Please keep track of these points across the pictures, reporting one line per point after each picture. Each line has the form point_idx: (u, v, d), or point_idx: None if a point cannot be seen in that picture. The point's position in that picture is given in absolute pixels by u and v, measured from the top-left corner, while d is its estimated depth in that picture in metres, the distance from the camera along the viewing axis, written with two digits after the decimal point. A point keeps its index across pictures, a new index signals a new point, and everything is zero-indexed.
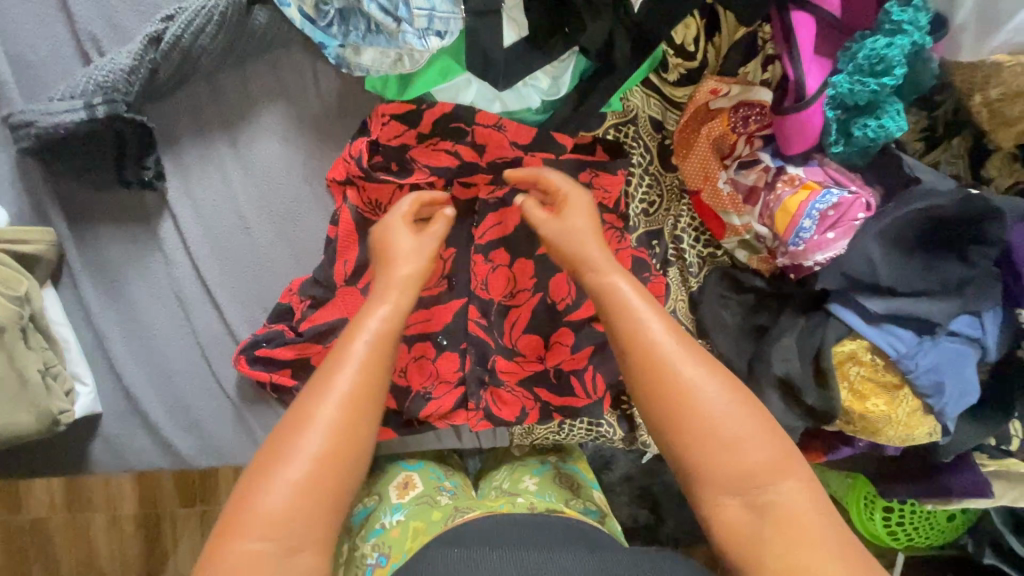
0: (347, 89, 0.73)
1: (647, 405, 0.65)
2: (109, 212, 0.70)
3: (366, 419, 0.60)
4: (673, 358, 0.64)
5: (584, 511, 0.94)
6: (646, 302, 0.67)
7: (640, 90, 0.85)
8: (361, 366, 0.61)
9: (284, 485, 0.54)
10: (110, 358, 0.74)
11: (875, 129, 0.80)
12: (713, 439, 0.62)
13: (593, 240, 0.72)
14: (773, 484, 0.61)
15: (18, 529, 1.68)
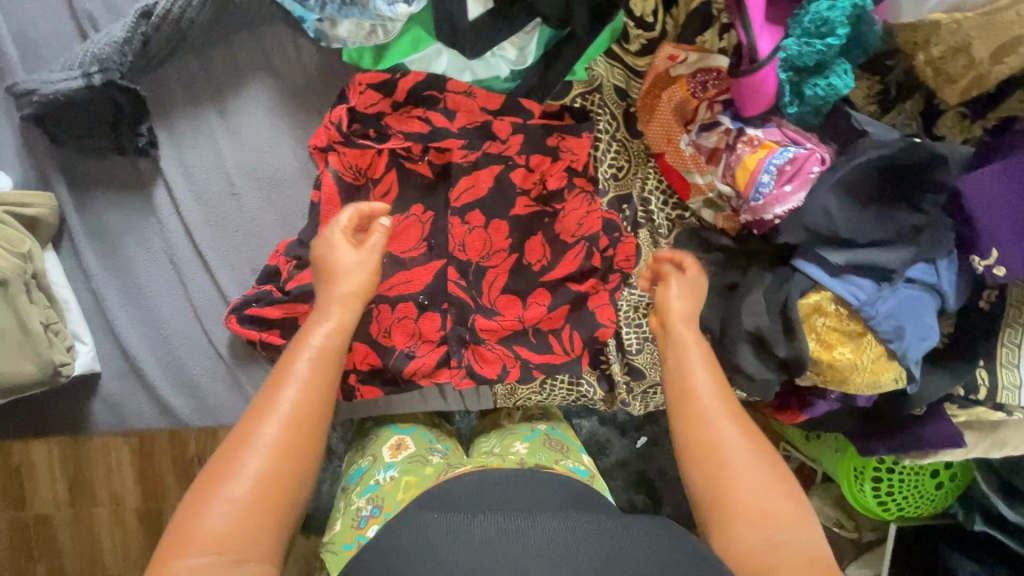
0: (326, 61, 0.78)
1: (686, 439, 0.77)
2: (107, 179, 0.75)
3: (308, 436, 0.65)
4: (717, 413, 0.77)
5: (574, 468, 0.96)
6: (705, 362, 0.81)
7: (604, 60, 0.91)
8: (302, 385, 0.67)
9: (227, 502, 0.59)
10: (108, 319, 0.78)
11: (825, 87, 0.85)
12: (743, 480, 0.71)
13: (687, 301, 0.85)
14: (788, 524, 0.68)
15: (22, 526, 1.70)
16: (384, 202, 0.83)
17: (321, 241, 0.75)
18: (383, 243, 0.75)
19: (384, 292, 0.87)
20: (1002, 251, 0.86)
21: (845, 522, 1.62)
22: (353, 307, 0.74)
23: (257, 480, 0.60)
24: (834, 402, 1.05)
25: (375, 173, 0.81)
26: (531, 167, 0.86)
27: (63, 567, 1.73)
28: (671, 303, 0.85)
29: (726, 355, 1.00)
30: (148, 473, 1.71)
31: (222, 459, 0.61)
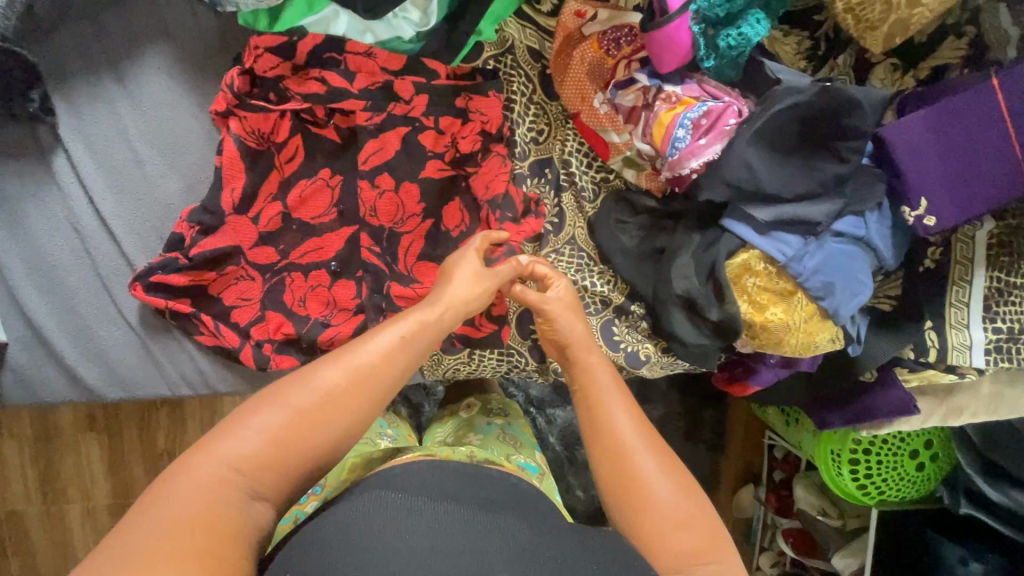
0: (225, 27, 0.79)
1: (604, 476, 0.70)
2: (7, 148, 0.76)
3: (359, 399, 0.64)
4: (633, 445, 0.70)
5: (523, 464, 0.93)
6: (617, 391, 0.75)
7: (515, 21, 0.90)
8: (383, 353, 0.67)
9: (264, 430, 0.60)
10: (13, 288, 0.78)
11: (736, 37, 0.81)
12: (662, 521, 0.66)
13: (578, 325, 0.81)
14: (704, 563, 0.64)
15: None
16: (291, 168, 0.83)
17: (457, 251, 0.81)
18: (507, 275, 0.81)
19: (295, 260, 0.85)
20: (930, 200, 0.83)
21: (828, 511, 1.48)
22: (453, 308, 0.75)
23: (296, 416, 0.61)
24: (775, 367, 1.01)
25: (278, 138, 0.81)
26: (441, 129, 0.86)
27: (36, 566, 1.74)
28: (560, 327, 0.80)
29: (660, 322, 0.97)
30: (118, 468, 1.72)
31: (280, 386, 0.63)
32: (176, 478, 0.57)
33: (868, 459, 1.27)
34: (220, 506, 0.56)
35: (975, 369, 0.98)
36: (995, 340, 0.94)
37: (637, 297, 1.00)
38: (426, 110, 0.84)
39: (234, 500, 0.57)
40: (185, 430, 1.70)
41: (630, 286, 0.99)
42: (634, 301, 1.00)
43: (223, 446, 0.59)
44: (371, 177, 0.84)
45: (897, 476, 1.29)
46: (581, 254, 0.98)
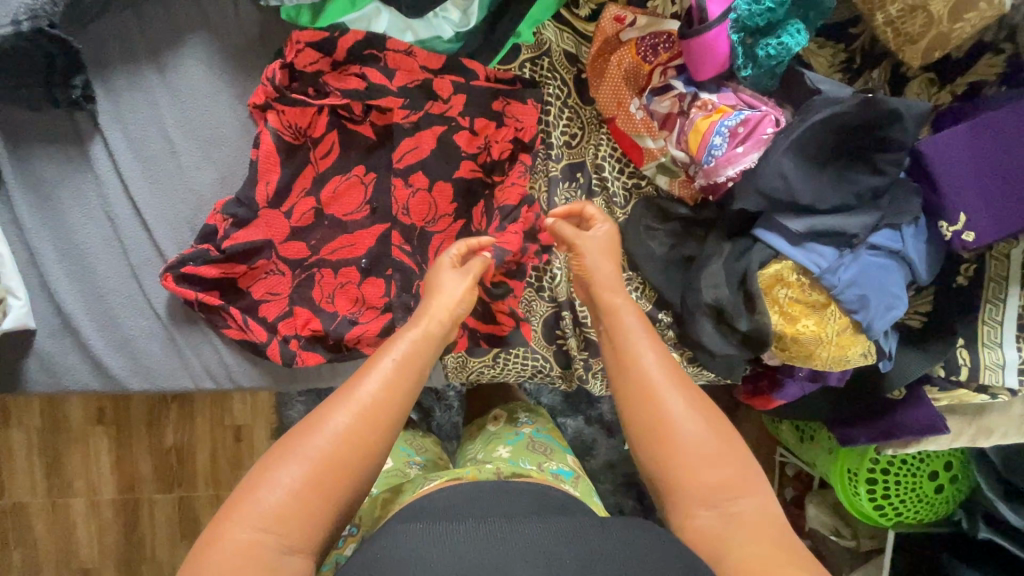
0: (267, 22, 0.79)
1: (628, 412, 0.70)
2: (45, 133, 0.76)
3: (373, 434, 0.63)
4: (662, 382, 0.69)
5: (557, 471, 0.91)
6: (641, 329, 0.74)
7: (553, 24, 0.89)
8: (382, 381, 0.66)
9: (283, 485, 0.59)
10: (43, 274, 0.78)
11: (776, 47, 0.81)
12: (693, 459, 0.65)
13: (607, 263, 0.80)
14: (738, 498, 0.64)
15: None
16: (326, 163, 0.83)
17: (433, 264, 0.79)
18: (482, 269, 0.79)
19: (326, 257, 0.84)
20: (970, 215, 0.82)
21: (841, 531, 1.44)
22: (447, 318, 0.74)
23: (315, 467, 0.60)
24: (803, 380, 0.99)
25: (316, 133, 0.82)
26: (476, 130, 0.85)
27: (37, 559, 1.73)
28: (590, 264, 0.80)
29: (688, 332, 0.95)
30: (125, 463, 1.71)
31: (290, 439, 0.61)
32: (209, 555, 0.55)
33: (886, 479, 1.25)
34: (254, 568, 0.55)
35: (1007, 390, 0.96)
36: None
37: (664, 304, 0.99)
38: (462, 109, 0.84)
39: (268, 560, 0.56)
40: (195, 426, 1.70)
41: (658, 293, 0.98)
42: (661, 309, 0.99)
43: (245, 509, 0.58)
44: (404, 175, 0.84)
45: (917, 497, 1.26)
46: None
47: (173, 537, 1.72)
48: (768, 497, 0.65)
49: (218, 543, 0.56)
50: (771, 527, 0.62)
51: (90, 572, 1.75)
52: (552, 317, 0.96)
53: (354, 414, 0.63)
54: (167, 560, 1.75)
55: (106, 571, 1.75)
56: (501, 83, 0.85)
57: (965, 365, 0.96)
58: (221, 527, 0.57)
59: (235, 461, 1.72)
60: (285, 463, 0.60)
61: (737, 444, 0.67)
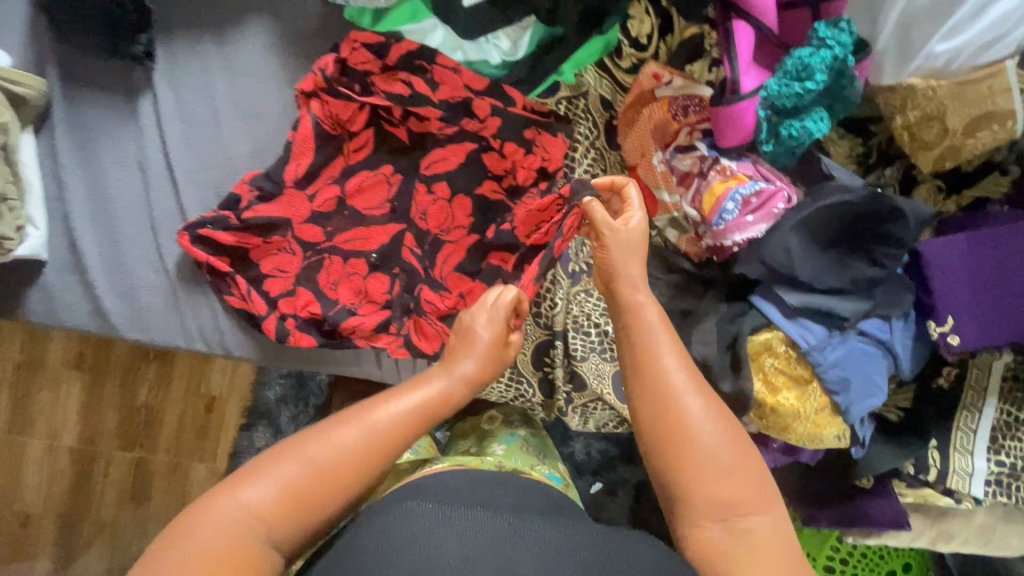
0: (331, 17, 0.83)
1: (649, 417, 0.70)
2: (98, 78, 0.78)
3: (375, 460, 0.65)
4: (682, 387, 0.70)
5: (549, 475, 0.89)
6: (665, 336, 0.73)
7: (594, 69, 0.93)
8: (396, 417, 0.67)
9: (281, 482, 0.60)
10: (68, 211, 0.80)
11: (798, 128, 0.87)
12: (708, 469, 0.66)
13: (632, 260, 0.77)
14: (750, 515, 0.65)
15: None
16: (358, 157, 0.87)
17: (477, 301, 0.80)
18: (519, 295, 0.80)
19: (339, 245, 0.87)
20: (957, 319, 0.85)
21: None
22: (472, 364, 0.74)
23: (313, 474, 0.61)
24: (777, 453, 1.00)
25: (353, 126, 0.85)
26: (504, 153, 0.88)
27: None
28: (614, 258, 0.76)
29: None
30: (93, 411, 1.71)
31: (301, 439, 0.63)
32: (198, 522, 0.57)
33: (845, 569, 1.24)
34: (242, 554, 0.56)
35: (972, 498, 0.97)
36: (996, 473, 0.93)
37: None
38: (493, 133, 0.87)
39: (255, 548, 0.57)
40: (170, 388, 1.71)
41: None
42: None
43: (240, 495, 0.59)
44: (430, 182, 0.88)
45: None
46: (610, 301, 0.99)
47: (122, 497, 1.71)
48: (779, 514, 0.66)
49: (205, 516, 0.57)
50: (777, 543, 0.63)
51: (31, 517, 1.73)
52: (545, 344, 0.99)
53: (364, 436, 0.64)
54: (110, 521, 1.74)
55: (47, 520, 1.73)
56: (537, 114, 0.88)
57: (935, 466, 0.97)
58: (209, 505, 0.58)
59: (202, 434, 1.73)
60: (292, 458, 0.61)
61: (753, 455, 0.68)
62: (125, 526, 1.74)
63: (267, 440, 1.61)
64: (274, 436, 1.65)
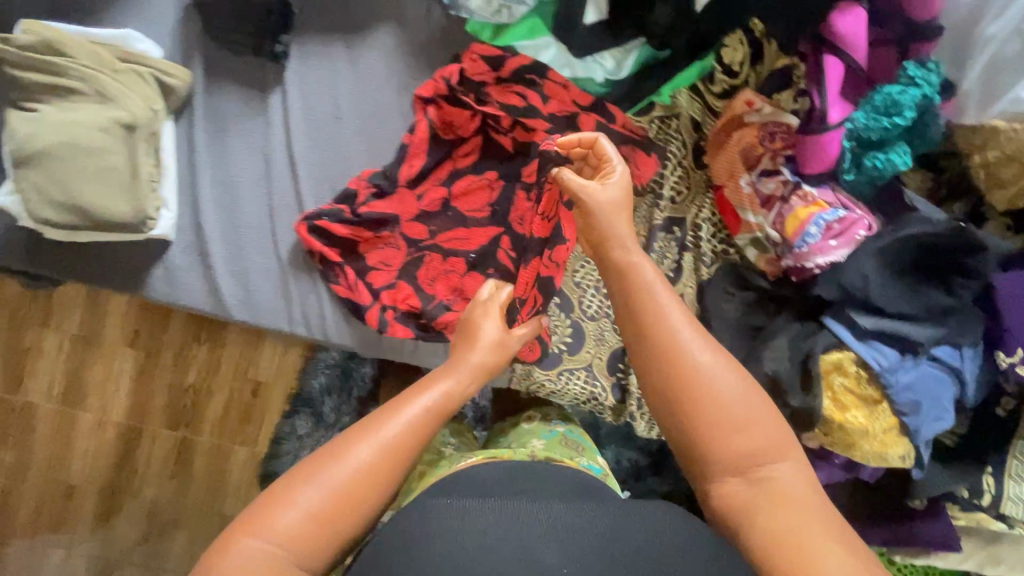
0: (451, 30, 0.88)
1: (660, 385, 0.65)
2: (235, 73, 0.83)
3: (396, 470, 0.62)
4: (688, 340, 0.65)
5: (588, 466, 0.84)
6: (663, 287, 0.68)
7: (688, 92, 0.97)
8: (409, 424, 0.64)
9: (302, 507, 0.57)
10: (196, 196, 0.84)
11: (883, 161, 0.92)
12: (728, 428, 0.62)
13: (622, 220, 0.72)
14: (775, 464, 0.63)
15: (8, 411, 1.72)
16: (467, 162, 0.92)
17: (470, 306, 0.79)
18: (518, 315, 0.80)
19: (440, 243, 0.91)
20: None
21: None
22: (481, 372, 0.73)
23: (334, 495, 0.58)
24: (838, 468, 1.04)
25: (463, 132, 0.90)
26: None
27: (30, 465, 1.74)
28: (600, 220, 0.72)
29: None
30: (143, 388, 1.75)
31: (316, 461, 0.61)
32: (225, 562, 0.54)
33: None
34: None
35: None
36: None
37: None
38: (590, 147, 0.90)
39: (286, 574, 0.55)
40: (218, 373, 1.74)
41: None
42: None
43: (262, 526, 0.56)
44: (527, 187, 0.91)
45: None
46: None
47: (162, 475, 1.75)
48: (803, 463, 0.64)
49: (233, 551, 0.55)
50: (804, 492, 0.61)
51: (75, 488, 1.76)
52: (619, 350, 1.05)
53: (378, 448, 0.62)
54: (150, 499, 1.77)
55: (90, 492, 1.76)
56: (634, 134, 0.94)
57: (989, 492, 1.01)
58: (234, 542, 0.55)
59: (244, 417, 1.76)
60: (308, 484, 0.58)
61: (769, 405, 0.65)
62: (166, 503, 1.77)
63: (309, 429, 1.62)
64: (316, 426, 1.65)
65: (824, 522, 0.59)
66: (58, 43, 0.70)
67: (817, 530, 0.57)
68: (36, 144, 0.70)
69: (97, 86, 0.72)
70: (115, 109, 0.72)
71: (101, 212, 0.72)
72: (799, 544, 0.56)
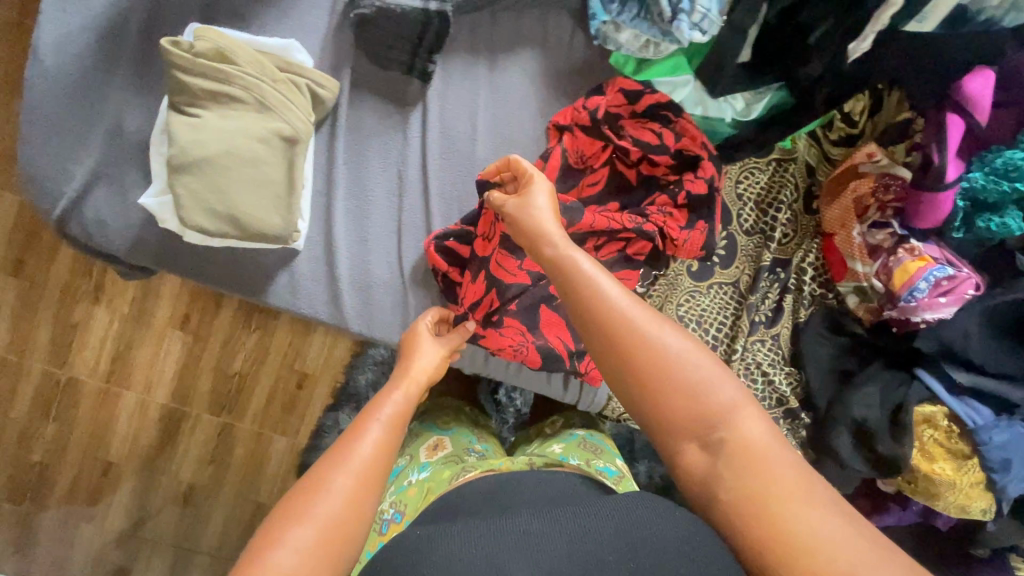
0: (591, 59, 0.88)
1: (604, 362, 0.59)
2: (379, 87, 0.83)
3: (374, 493, 0.60)
4: (632, 317, 0.58)
5: (602, 468, 0.88)
6: (599, 268, 0.62)
7: (805, 138, 1.05)
8: (376, 444, 0.63)
9: (289, 545, 0.53)
10: (330, 206, 0.84)
11: (998, 224, 0.90)
12: (678, 396, 0.56)
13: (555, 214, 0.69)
14: (733, 427, 0.55)
15: (54, 386, 1.38)
16: (589, 191, 0.90)
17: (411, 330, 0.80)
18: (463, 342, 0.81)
19: None
20: None
21: None
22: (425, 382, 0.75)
23: (325, 529, 0.55)
24: (915, 514, 1.07)
25: (595, 162, 0.90)
26: (677, 203, 0.88)
27: (66, 443, 1.38)
28: (532, 218, 0.68)
29: (824, 438, 1.03)
30: (189, 363, 1.39)
31: (295, 499, 0.57)
32: None
33: None
34: None
35: None
36: None
37: (808, 406, 1.06)
38: (693, 191, 0.87)
39: None
40: (265, 360, 1.39)
41: (807, 395, 1.05)
42: (803, 409, 1.06)
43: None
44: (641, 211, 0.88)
45: None
46: (778, 352, 1.05)
47: (202, 465, 1.40)
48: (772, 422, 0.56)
49: None
50: (770, 452, 0.54)
51: (112, 469, 1.40)
52: None
53: (353, 474, 0.59)
54: (186, 484, 1.41)
55: (127, 474, 1.40)
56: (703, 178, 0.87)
57: None
58: None
59: (288, 408, 1.41)
60: (301, 521, 0.54)
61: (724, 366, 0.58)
62: (203, 504, 1.41)
63: None
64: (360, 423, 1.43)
65: (800, 488, 0.51)
66: (228, 50, 0.70)
67: (789, 496, 0.51)
68: (199, 151, 0.70)
69: (259, 95, 0.72)
70: (275, 120, 0.72)
71: (256, 223, 0.72)
72: (763, 506, 0.51)
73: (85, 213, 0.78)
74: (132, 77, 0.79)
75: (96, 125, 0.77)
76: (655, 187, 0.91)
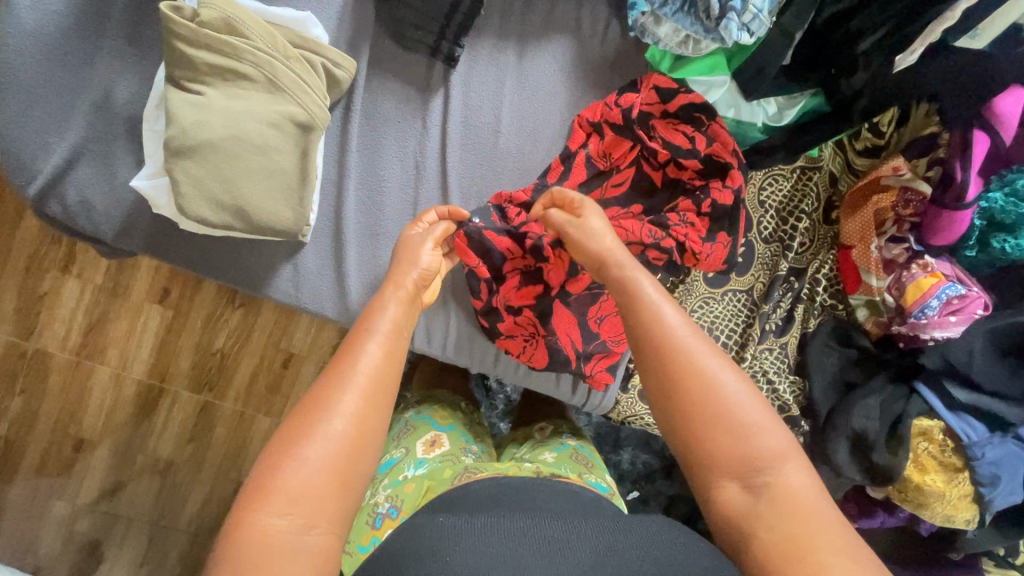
0: (625, 52, 0.84)
1: (656, 388, 0.57)
2: (399, 69, 0.80)
3: (383, 412, 0.54)
4: (692, 348, 0.57)
5: (595, 484, 0.78)
6: (661, 293, 0.62)
7: (832, 147, 1.03)
8: (383, 354, 0.57)
9: (308, 462, 0.49)
10: (340, 193, 0.79)
11: (1011, 245, 0.91)
12: (726, 431, 0.54)
13: (611, 234, 0.68)
14: (777, 469, 0.52)
15: (16, 356, 1.25)
16: (613, 192, 0.86)
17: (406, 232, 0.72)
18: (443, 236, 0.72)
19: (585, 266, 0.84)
20: None
21: None
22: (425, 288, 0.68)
23: (339, 450, 0.50)
24: (900, 520, 1.10)
25: (621, 162, 0.85)
26: (699, 209, 0.83)
27: (35, 417, 1.27)
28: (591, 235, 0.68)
29: (822, 446, 1.02)
30: (168, 337, 1.27)
31: (301, 415, 0.51)
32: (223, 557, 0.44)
33: None
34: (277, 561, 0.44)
35: None
36: None
37: (808, 414, 1.06)
38: (717, 201, 0.82)
39: (290, 547, 0.45)
40: (252, 336, 1.28)
41: (808, 403, 1.04)
42: (804, 416, 1.05)
43: (269, 490, 0.47)
44: (663, 221, 0.83)
45: None
46: (784, 361, 1.03)
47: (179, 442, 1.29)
48: (814, 472, 0.54)
49: (241, 530, 0.46)
50: (809, 497, 0.51)
51: (84, 448, 1.28)
52: None
53: (363, 391, 0.53)
54: (164, 459, 1.29)
55: (102, 452, 1.28)
56: (730, 184, 0.82)
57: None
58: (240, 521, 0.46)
59: (272, 389, 1.30)
60: (310, 440, 0.50)
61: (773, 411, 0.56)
62: (181, 484, 1.29)
63: None
64: None
65: (837, 537, 0.48)
66: (236, 21, 0.66)
67: (830, 542, 0.47)
68: (204, 132, 0.66)
69: (270, 73, 0.68)
70: (287, 102, 0.70)
71: (267, 216, 0.70)
72: (804, 555, 0.47)
73: (67, 192, 0.72)
74: (130, 51, 0.74)
75: (84, 94, 0.72)
76: (677, 190, 0.87)
